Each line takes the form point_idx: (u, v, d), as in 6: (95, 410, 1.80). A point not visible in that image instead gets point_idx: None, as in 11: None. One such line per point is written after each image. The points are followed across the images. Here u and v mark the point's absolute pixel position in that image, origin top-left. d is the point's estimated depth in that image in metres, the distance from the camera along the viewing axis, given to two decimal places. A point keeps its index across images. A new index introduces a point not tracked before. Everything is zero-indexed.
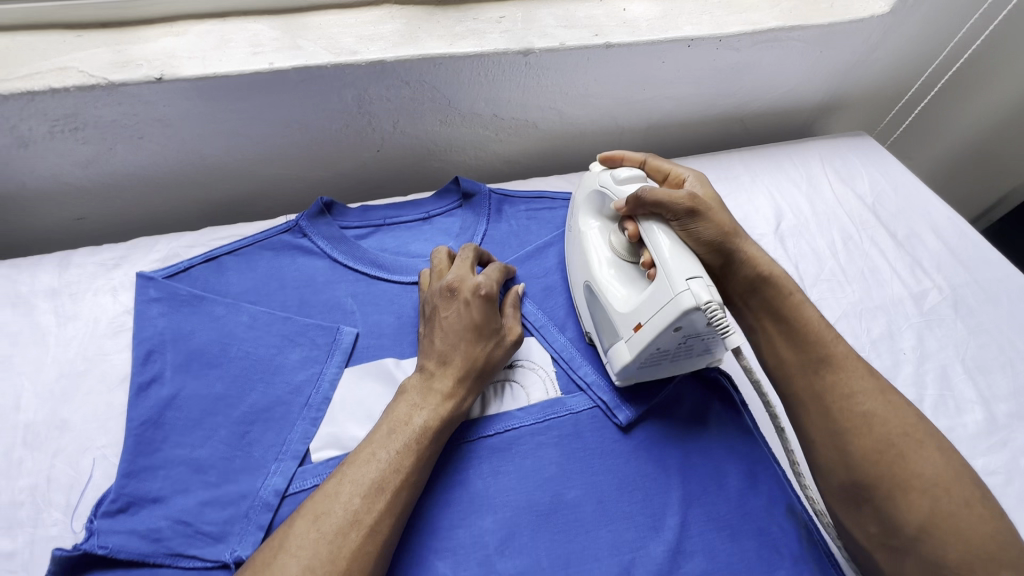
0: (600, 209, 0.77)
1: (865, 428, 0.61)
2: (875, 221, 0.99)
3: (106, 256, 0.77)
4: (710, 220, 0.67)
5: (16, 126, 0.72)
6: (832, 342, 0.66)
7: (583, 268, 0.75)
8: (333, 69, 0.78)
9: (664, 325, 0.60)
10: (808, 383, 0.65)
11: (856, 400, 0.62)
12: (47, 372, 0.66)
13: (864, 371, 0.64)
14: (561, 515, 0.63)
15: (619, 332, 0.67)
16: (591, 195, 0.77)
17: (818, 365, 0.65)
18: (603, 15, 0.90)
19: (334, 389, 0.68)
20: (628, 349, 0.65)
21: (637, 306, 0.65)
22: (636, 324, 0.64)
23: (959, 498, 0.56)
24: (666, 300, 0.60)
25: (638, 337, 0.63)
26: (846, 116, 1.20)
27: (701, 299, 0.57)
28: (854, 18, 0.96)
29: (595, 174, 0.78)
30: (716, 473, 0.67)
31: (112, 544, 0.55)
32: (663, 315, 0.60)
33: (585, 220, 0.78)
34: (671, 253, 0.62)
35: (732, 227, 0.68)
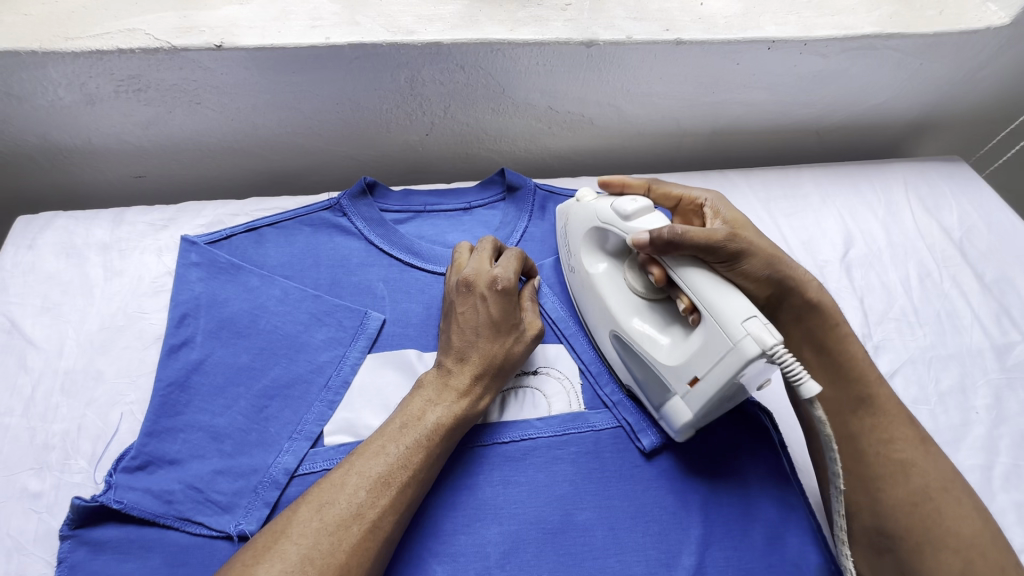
0: (603, 245, 0.71)
1: (903, 477, 0.57)
2: (960, 259, 0.88)
3: (156, 216, 0.79)
4: (755, 259, 0.61)
5: (85, 83, 0.74)
6: (878, 388, 0.61)
7: (604, 318, 0.68)
8: (388, 48, 0.76)
9: (727, 376, 0.54)
10: (847, 426, 0.60)
11: (895, 447, 0.58)
12: (90, 324, 0.69)
13: (905, 419, 0.59)
14: (569, 536, 0.60)
15: (671, 386, 0.61)
16: (591, 232, 0.70)
17: (862, 408, 0.60)
18: (678, 9, 0.84)
19: (354, 374, 0.68)
20: (688, 405, 0.59)
21: (688, 357, 0.58)
22: (692, 377, 0.58)
23: (994, 564, 0.53)
24: (724, 351, 0.54)
25: (700, 392, 0.57)
26: (940, 138, 1.08)
27: (767, 344, 0.51)
28: (965, 29, 0.85)
29: (586, 207, 0.71)
30: (740, 517, 0.62)
31: (127, 500, 0.56)
32: (724, 365, 0.54)
33: (591, 261, 0.71)
34: (719, 293, 0.56)
35: (774, 253, 0.62)
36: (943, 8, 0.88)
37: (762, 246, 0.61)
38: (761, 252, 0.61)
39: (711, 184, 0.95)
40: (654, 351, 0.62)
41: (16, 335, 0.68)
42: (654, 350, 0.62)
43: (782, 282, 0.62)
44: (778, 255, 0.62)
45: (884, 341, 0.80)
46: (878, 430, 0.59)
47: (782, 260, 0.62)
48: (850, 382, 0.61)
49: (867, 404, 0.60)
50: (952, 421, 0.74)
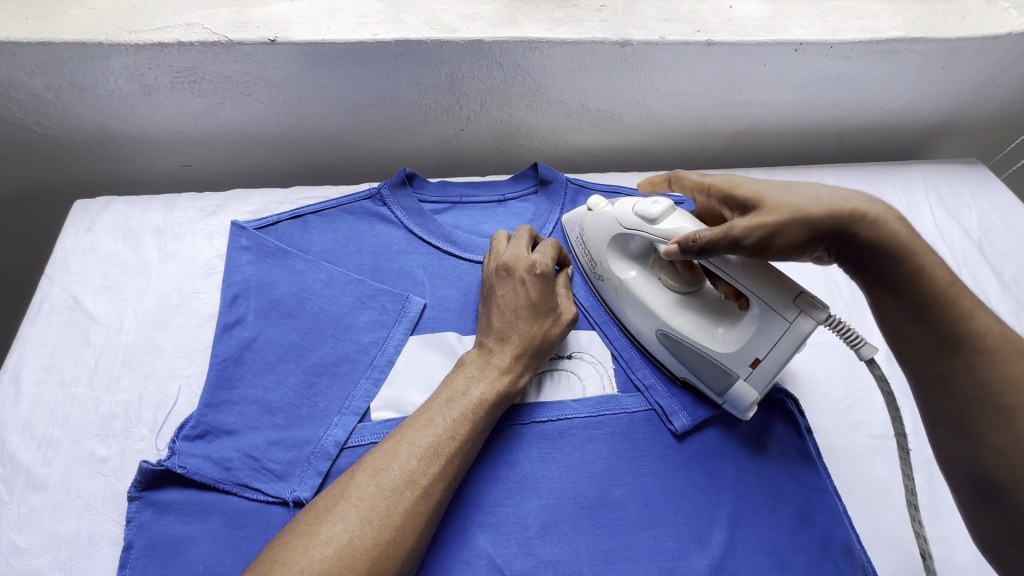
0: (626, 248, 0.73)
1: (1006, 424, 0.53)
2: (979, 258, 0.91)
3: (206, 202, 0.83)
4: (793, 225, 0.57)
5: (144, 74, 0.78)
6: (972, 322, 0.54)
7: (647, 317, 0.70)
8: (431, 44, 0.80)
9: (789, 353, 0.60)
10: (943, 367, 0.56)
11: (998, 388, 0.53)
12: (147, 302, 0.73)
13: (1013, 352, 0.53)
14: (605, 510, 0.63)
15: (732, 372, 0.64)
16: (614, 238, 0.72)
17: (951, 351, 0.55)
18: (708, 12, 0.87)
19: (397, 354, 0.71)
20: (754, 385, 0.63)
21: (746, 342, 0.62)
22: (753, 360, 0.62)
23: None
24: (782, 331, 0.59)
25: (764, 370, 0.62)
26: (959, 142, 1.10)
27: (821, 316, 0.57)
28: (987, 35, 0.88)
29: (604, 216, 0.72)
30: (768, 496, 0.65)
31: (190, 465, 0.60)
32: (783, 344, 0.59)
33: (619, 266, 0.73)
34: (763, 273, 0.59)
35: (815, 210, 0.56)
36: (966, 14, 0.90)
37: (799, 215, 0.56)
38: (799, 222, 0.56)
39: None
40: (707, 341, 0.65)
41: (79, 311, 0.71)
42: (706, 340, 0.65)
43: (834, 229, 0.56)
44: (816, 207, 0.56)
45: None
46: (974, 372, 0.54)
47: (832, 210, 0.56)
48: (932, 322, 0.55)
49: (960, 345, 0.55)
50: None
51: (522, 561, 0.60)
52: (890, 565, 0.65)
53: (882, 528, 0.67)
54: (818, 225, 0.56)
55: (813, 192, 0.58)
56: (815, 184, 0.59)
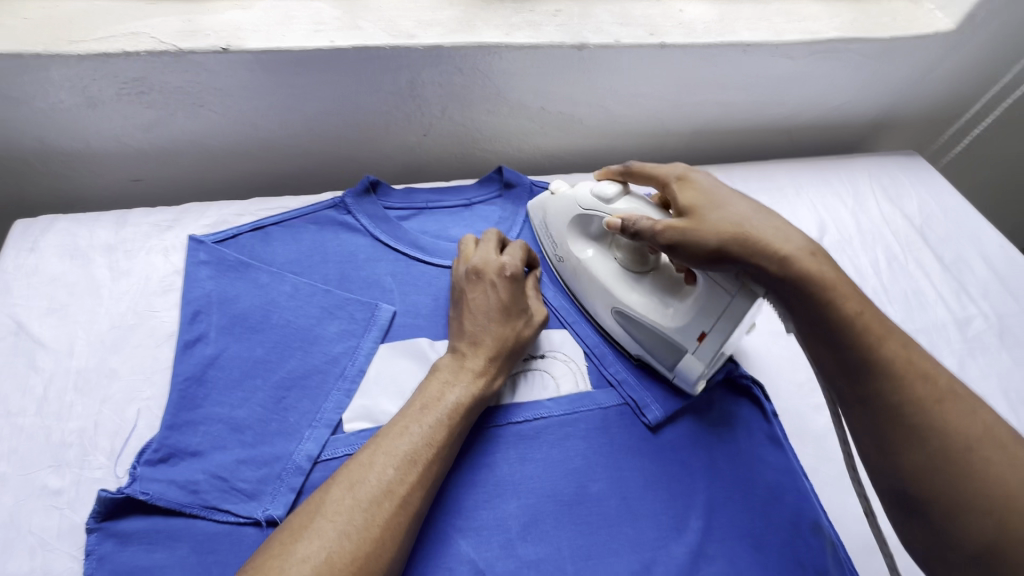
0: (586, 229, 0.76)
1: (917, 443, 0.51)
2: (921, 244, 0.96)
3: (160, 217, 0.80)
4: (702, 233, 0.59)
5: (87, 86, 0.75)
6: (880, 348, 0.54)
7: (605, 294, 0.73)
8: (390, 51, 0.79)
9: (728, 324, 0.63)
10: (854, 387, 0.55)
11: (908, 413, 0.52)
12: (99, 323, 0.69)
13: (925, 391, 0.52)
14: (584, 506, 0.63)
15: (683, 346, 0.67)
16: (574, 220, 0.75)
17: (859, 376, 0.54)
18: (660, 16, 0.90)
19: (368, 363, 0.70)
20: (699, 358, 0.65)
21: (694, 316, 0.65)
22: (701, 333, 0.65)
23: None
24: (725, 304, 0.62)
25: (710, 343, 0.64)
26: (898, 136, 1.17)
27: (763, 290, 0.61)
28: (916, 34, 0.94)
29: (563, 198, 0.76)
30: (740, 480, 0.67)
31: (153, 491, 0.57)
32: (727, 316, 0.63)
33: (578, 246, 0.76)
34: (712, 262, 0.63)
35: (730, 228, 0.59)
36: (896, 16, 0.96)
37: (709, 230, 0.59)
38: (709, 235, 0.59)
39: None
40: (653, 317, 0.69)
41: (23, 336, 0.67)
42: (651, 315, 0.69)
43: (743, 254, 0.58)
44: (730, 228, 0.59)
45: None
46: (885, 397, 0.53)
47: (744, 234, 0.58)
48: (840, 341, 0.55)
49: (868, 369, 0.54)
50: None
51: (504, 563, 0.59)
52: (856, 539, 0.68)
53: (847, 504, 0.70)
54: (726, 243, 0.58)
55: (736, 216, 0.60)
56: (745, 205, 0.61)
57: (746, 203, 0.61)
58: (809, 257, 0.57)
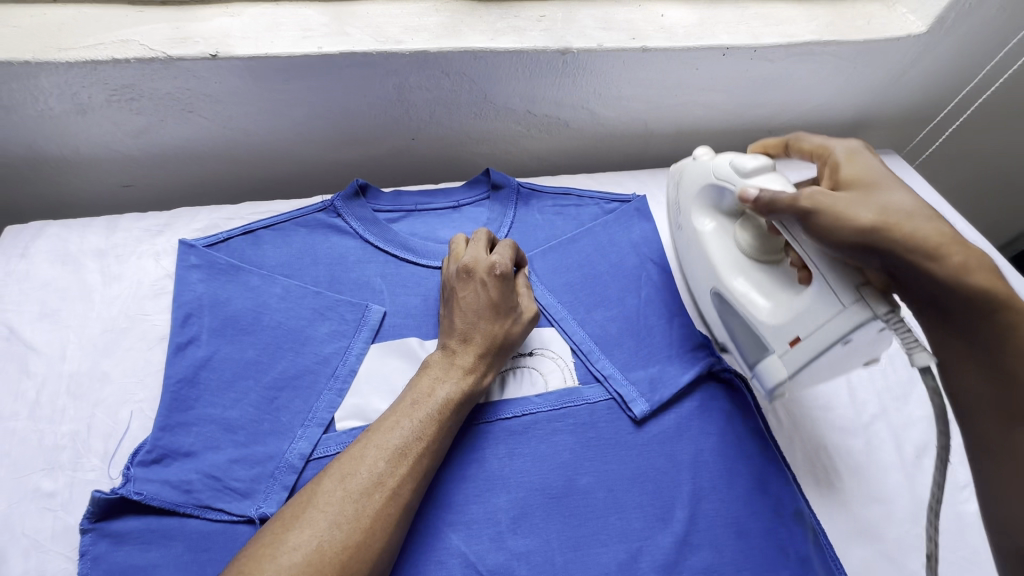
0: (718, 203, 0.74)
1: None
2: None
3: (151, 222, 0.80)
4: (847, 214, 0.55)
5: (77, 93, 0.76)
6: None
7: (711, 275, 0.74)
8: (377, 56, 0.81)
9: (833, 339, 0.57)
10: (992, 388, 0.53)
11: None
12: (91, 327, 0.70)
13: None
14: (572, 499, 0.65)
15: (770, 344, 0.66)
16: (708, 191, 0.74)
17: (1009, 382, 0.52)
18: (641, 20, 0.92)
19: (360, 363, 0.71)
20: (784, 365, 0.64)
21: (793, 318, 0.62)
22: (794, 337, 0.62)
23: None
24: (832, 313, 0.58)
25: (799, 352, 0.61)
26: (875, 135, 1.21)
27: (880, 311, 0.53)
28: (890, 36, 0.96)
29: (704, 167, 0.75)
30: (724, 472, 0.69)
31: (146, 491, 0.58)
32: (831, 330, 0.58)
33: (699, 216, 0.77)
34: (826, 260, 0.58)
35: (878, 220, 0.53)
36: (871, 19, 0.99)
37: (858, 213, 0.54)
38: (860, 216, 0.54)
39: None
40: (758, 311, 0.67)
41: (15, 341, 0.68)
42: (756, 309, 0.67)
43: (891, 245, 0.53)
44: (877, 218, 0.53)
45: None
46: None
47: (893, 225, 0.53)
48: (994, 347, 0.52)
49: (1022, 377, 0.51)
50: None
51: (495, 556, 0.61)
52: (838, 527, 0.70)
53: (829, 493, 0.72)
54: (876, 228, 0.53)
55: (887, 208, 0.54)
56: (909, 201, 0.56)
57: (906, 196, 0.56)
58: (981, 269, 0.51)
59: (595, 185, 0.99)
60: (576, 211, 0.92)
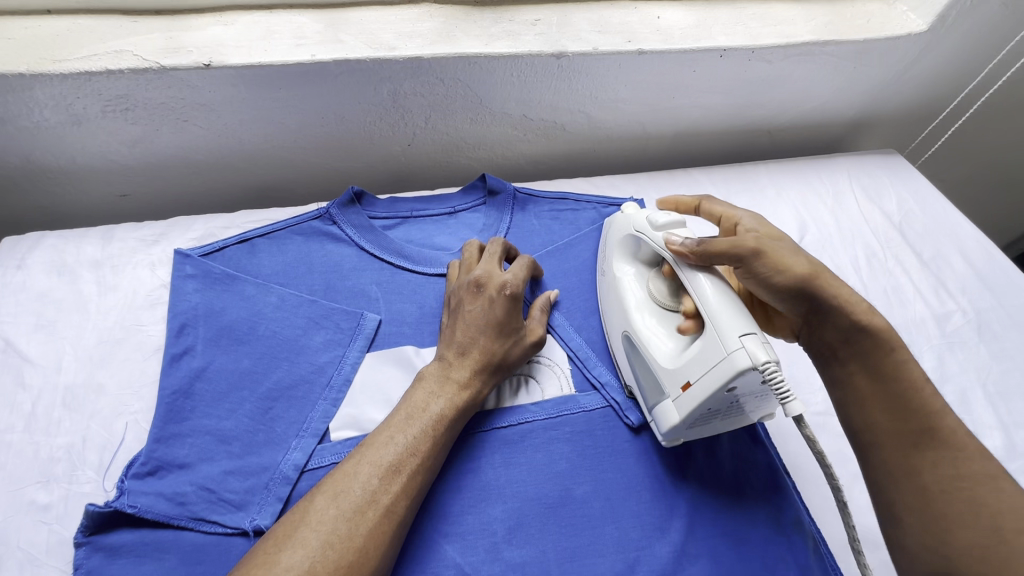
0: (634, 252, 0.75)
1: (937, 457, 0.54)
2: (900, 240, 0.98)
3: (146, 232, 0.80)
4: (784, 257, 0.61)
5: (72, 104, 0.76)
6: (924, 385, 0.57)
7: (621, 316, 0.73)
8: (371, 63, 0.80)
9: (718, 384, 0.58)
10: (891, 417, 0.57)
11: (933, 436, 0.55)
12: (87, 338, 0.70)
13: (976, 449, 0.54)
14: (569, 508, 0.64)
15: (666, 389, 0.64)
16: (625, 240, 0.75)
17: (906, 411, 0.56)
18: (637, 22, 0.91)
19: (355, 373, 0.71)
20: (676, 409, 0.62)
21: (686, 362, 0.62)
22: (685, 382, 0.61)
23: None
24: (718, 358, 0.58)
25: (691, 395, 0.60)
26: (877, 135, 1.19)
27: (758, 359, 0.55)
28: (889, 35, 0.95)
29: (626, 217, 0.76)
30: (723, 479, 0.68)
31: (141, 504, 0.58)
32: (716, 374, 0.58)
33: (619, 264, 0.76)
34: (722, 306, 0.60)
35: (808, 268, 0.61)
36: (870, 17, 0.98)
37: (793, 257, 0.61)
38: (793, 260, 0.61)
39: (677, 182, 1.02)
40: (657, 354, 0.66)
41: (11, 353, 0.68)
42: (656, 352, 0.66)
43: (815, 286, 0.60)
44: (805, 263, 0.61)
45: None
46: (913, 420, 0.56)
47: (818, 272, 0.61)
48: (891, 381, 0.58)
49: (915, 405, 0.56)
50: None
51: (490, 567, 0.60)
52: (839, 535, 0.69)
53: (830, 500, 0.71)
54: (805, 270, 0.61)
55: (809, 259, 0.62)
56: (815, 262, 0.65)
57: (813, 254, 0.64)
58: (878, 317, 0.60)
59: (592, 189, 0.98)
60: (573, 216, 0.91)
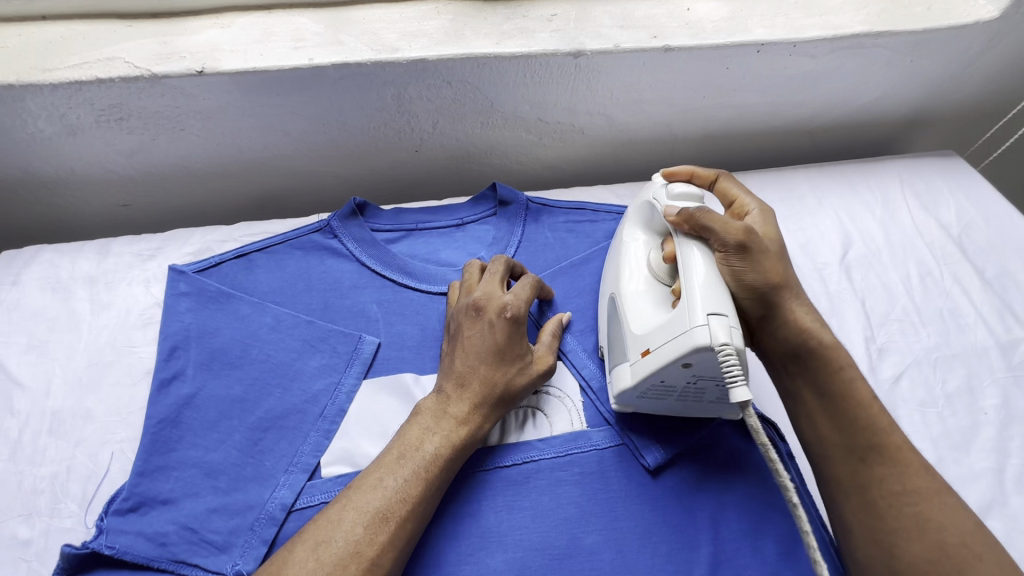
0: (649, 222, 0.69)
1: (884, 473, 0.56)
2: (960, 255, 0.87)
3: (142, 246, 0.78)
4: (762, 261, 0.58)
5: (65, 114, 0.73)
6: (872, 403, 0.58)
7: (613, 281, 0.68)
8: (373, 66, 0.75)
9: (673, 357, 0.54)
10: (842, 433, 0.58)
11: (877, 454, 0.56)
12: (77, 360, 0.68)
13: (920, 466, 0.56)
14: (576, 560, 0.58)
15: (627, 354, 0.61)
16: (641, 207, 0.69)
17: (853, 428, 0.57)
18: (664, 15, 0.83)
19: (350, 402, 0.66)
20: (631, 373, 0.59)
21: (651, 330, 0.58)
22: (645, 349, 0.58)
23: (972, 556, 0.52)
24: (680, 330, 0.54)
25: (647, 364, 0.57)
26: (933, 135, 1.07)
27: (716, 339, 0.51)
28: (954, 24, 0.84)
29: (652, 184, 0.69)
30: (750, 532, 0.61)
31: (120, 544, 0.55)
32: (674, 345, 0.54)
33: (630, 229, 0.70)
34: (704, 284, 0.55)
35: (779, 280, 0.59)
36: (931, 4, 0.87)
37: (767, 267, 0.58)
38: (766, 270, 0.58)
39: None
40: (633, 317, 0.61)
41: (2, 375, 0.66)
42: (632, 314, 0.61)
43: (772, 299, 0.58)
44: (776, 274, 0.59)
45: (887, 343, 0.79)
46: (862, 434, 0.57)
47: (783, 288, 0.59)
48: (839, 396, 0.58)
49: (862, 423, 0.57)
50: (960, 422, 0.73)
51: None
52: None
53: None
54: (771, 285, 0.58)
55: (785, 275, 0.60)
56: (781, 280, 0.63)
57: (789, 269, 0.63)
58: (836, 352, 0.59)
59: (613, 198, 0.91)
60: (591, 228, 0.84)
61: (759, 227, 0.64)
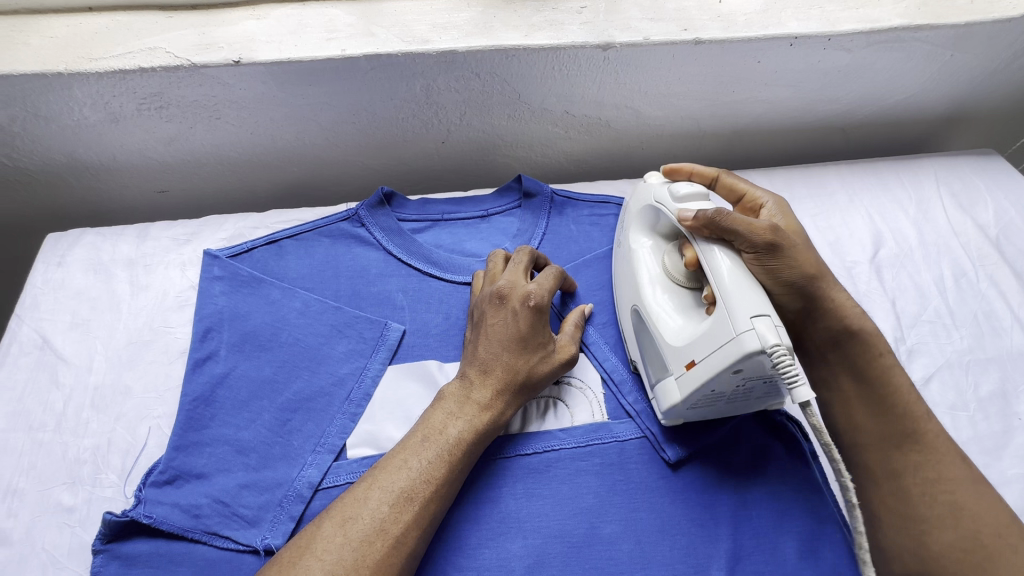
0: (652, 225, 0.69)
1: (920, 461, 0.56)
2: (997, 257, 0.84)
3: (178, 231, 0.80)
4: (801, 255, 0.58)
5: (109, 103, 0.76)
6: (907, 391, 0.58)
7: (630, 290, 0.68)
8: (403, 58, 0.76)
9: (724, 365, 0.53)
10: (879, 423, 0.58)
11: (913, 443, 0.57)
12: (118, 338, 0.71)
13: (957, 457, 0.56)
14: (595, 549, 0.59)
15: (670, 366, 0.60)
16: (643, 210, 0.68)
17: (887, 413, 0.58)
18: (695, 7, 0.82)
19: (376, 387, 0.68)
20: (678, 389, 0.59)
21: (693, 338, 0.57)
22: (690, 360, 0.57)
23: (1007, 545, 0.52)
24: (726, 338, 0.53)
25: (694, 376, 0.56)
26: (971, 133, 1.04)
27: (767, 342, 0.50)
28: (997, 18, 0.81)
29: (647, 187, 0.69)
30: (770, 529, 0.61)
31: (157, 514, 0.58)
32: (721, 354, 0.53)
33: (636, 236, 0.70)
34: (739, 284, 0.54)
35: (817, 270, 0.59)
36: None
37: (805, 258, 0.58)
38: (805, 263, 0.58)
39: None
40: (664, 330, 0.61)
41: (47, 351, 0.70)
42: (663, 328, 0.61)
43: (811, 291, 0.59)
44: (814, 264, 0.59)
45: (918, 345, 0.77)
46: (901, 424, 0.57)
47: (820, 276, 0.59)
48: (876, 382, 0.59)
49: (899, 411, 0.58)
50: (992, 427, 0.71)
51: None
52: None
53: None
54: (810, 276, 0.58)
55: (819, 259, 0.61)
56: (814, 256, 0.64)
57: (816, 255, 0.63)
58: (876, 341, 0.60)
59: None
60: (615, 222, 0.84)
61: (780, 220, 0.65)
